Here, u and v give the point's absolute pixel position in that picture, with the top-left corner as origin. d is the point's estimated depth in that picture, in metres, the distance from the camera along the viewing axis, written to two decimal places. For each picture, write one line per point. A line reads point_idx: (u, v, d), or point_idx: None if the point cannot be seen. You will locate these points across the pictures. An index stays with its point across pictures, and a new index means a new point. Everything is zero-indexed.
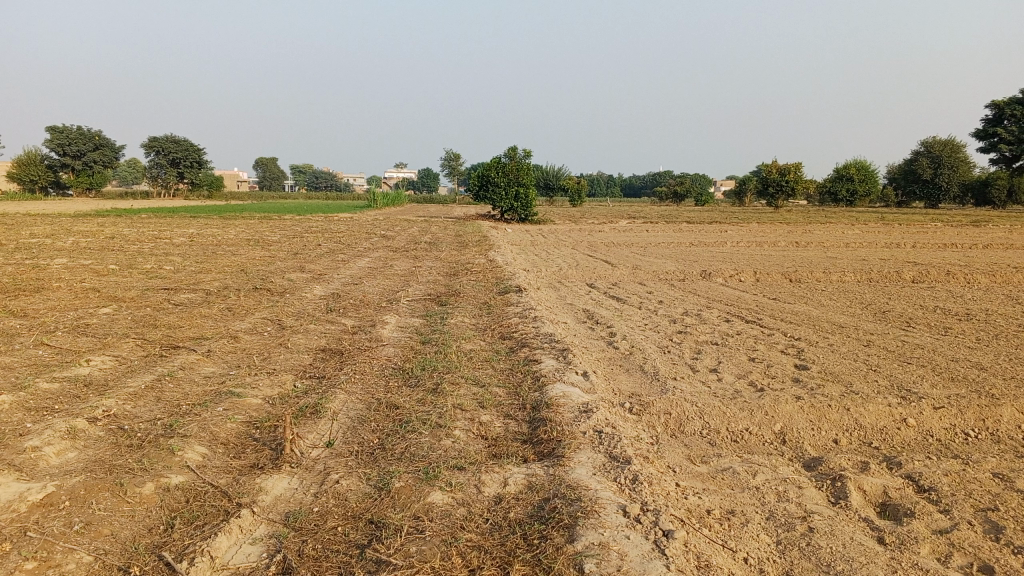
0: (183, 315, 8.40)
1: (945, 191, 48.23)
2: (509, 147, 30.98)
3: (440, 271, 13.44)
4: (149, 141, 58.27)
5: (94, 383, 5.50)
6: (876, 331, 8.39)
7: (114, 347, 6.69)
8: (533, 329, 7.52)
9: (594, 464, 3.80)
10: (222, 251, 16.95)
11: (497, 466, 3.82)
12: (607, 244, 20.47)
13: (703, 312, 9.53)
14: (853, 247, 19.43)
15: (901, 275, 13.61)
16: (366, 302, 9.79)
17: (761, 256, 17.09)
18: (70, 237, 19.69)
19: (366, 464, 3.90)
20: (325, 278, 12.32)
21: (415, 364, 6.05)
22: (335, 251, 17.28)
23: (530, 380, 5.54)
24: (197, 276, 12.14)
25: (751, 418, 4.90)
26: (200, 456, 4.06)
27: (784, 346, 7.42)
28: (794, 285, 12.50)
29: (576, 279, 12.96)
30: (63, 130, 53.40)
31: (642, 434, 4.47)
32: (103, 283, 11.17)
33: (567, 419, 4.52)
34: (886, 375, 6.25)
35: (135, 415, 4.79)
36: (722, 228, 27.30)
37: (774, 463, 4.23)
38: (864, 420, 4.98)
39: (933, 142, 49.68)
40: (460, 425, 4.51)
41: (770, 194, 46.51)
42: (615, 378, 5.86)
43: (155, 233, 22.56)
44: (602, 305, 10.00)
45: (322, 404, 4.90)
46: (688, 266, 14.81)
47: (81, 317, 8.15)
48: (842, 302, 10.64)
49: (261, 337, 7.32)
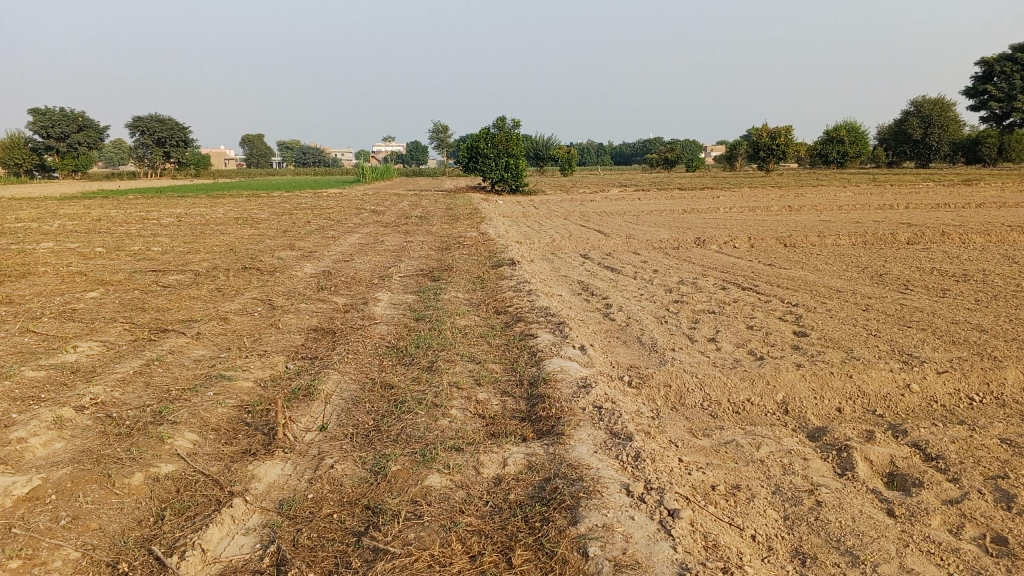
0: (172, 297, 8.26)
1: (935, 150, 48.08)
2: (497, 117, 30.71)
3: (431, 245, 13.30)
4: (133, 121, 57.68)
5: (81, 370, 5.38)
6: (873, 295, 8.30)
7: (101, 332, 6.57)
8: (528, 302, 7.41)
9: (595, 442, 3.70)
10: (210, 230, 16.76)
11: (496, 446, 3.73)
12: (599, 214, 20.33)
13: (699, 280, 9.43)
14: (847, 210, 19.30)
15: (897, 237, 13.52)
16: (357, 279, 9.66)
17: (755, 222, 16.97)
18: (56, 221, 19.43)
19: (362, 448, 3.80)
20: (315, 255, 12.18)
21: (409, 342, 5.95)
22: (325, 228, 17.11)
23: (526, 355, 5.44)
24: (186, 257, 11.98)
25: (753, 387, 4.82)
26: (191, 443, 3.95)
27: (782, 313, 7.34)
28: (789, 250, 12.40)
29: (570, 250, 12.83)
30: (45, 112, 52.80)
31: (643, 408, 4.39)
32: (90, 266, 11.01)
33: (565, 394, 4.42)
34: (886, 340, 6.18)
35: (124, 402, 4.68)
36: (714, 194, 27.15)
37: (778, 435, 4.15)
38: (867, 387, 4.91)
39: (922, 102, 49.47)
40: (456, 403, 4.42)
41: (761, 158, 46.31)
42: (613, 350, 5.77)
43: (143, 213, 22.33)
44: (596, 275, 9.89)
45: (315, 386, 4.79)
46: (681, 234, 14.70)
47: (68, 302, 8.00)
48: (837, 266, 10.55)
49: (252, 318, 7.19)
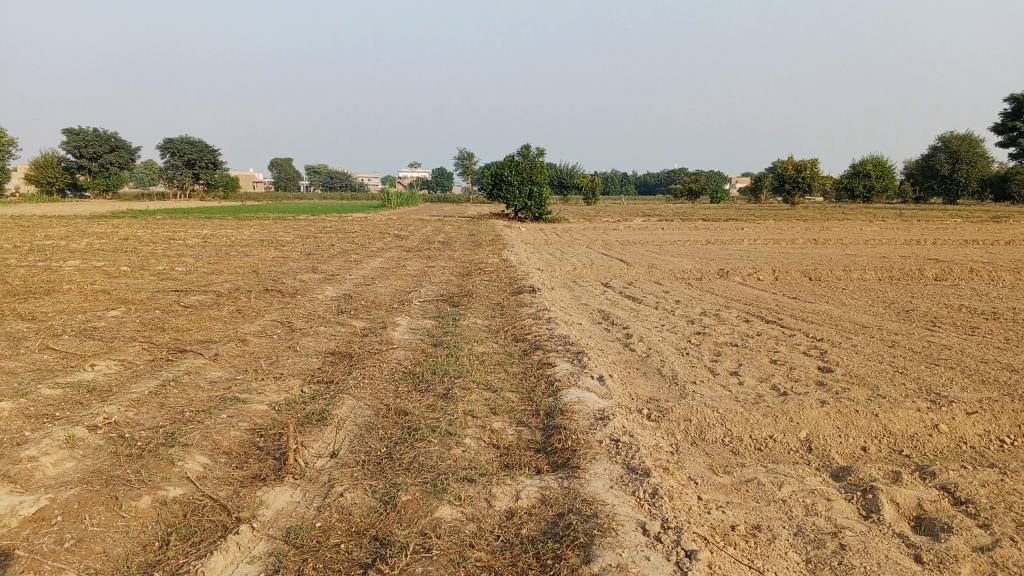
0: (192, 317, 8.28)
1: (963, 186, 47.64)
2: (522, 145, 30.86)
3: (453, 271, 13.30)
4: (164, 143, 58.66)
5: (97, 388, 5.38)
6: (900, 331, 8.14)
7: (120, 351, 6.57)
8: (547, 331, 7.33)
9: (611, 476, 3.61)
10: (235, 251, 16.89)
11: (509, 478, 3.64)
12: (622, 243, 20.25)
13: (721, 312, 9.32)
14: (873, 245, 19.09)
15: (924, 273, 13.32)
16: (377, 303, 9.65)
17: (779, 254, 16.81)
18: (84, 239, 19.70)
19: (373, 476, 3.73)
20: (337, 279, 12.21)
21: (426, 368, 5.89)
22: (348, 252, 17.17)
23: (544, 385, 5.36)
24: (209, 278, 12.05)
25: (775, 424, 4.71)
26: (201, 466, 3.91)
27: (806, 348, 7.21)
28: (814, 284, 12.25)
29: (591, 278, 12.76)
30: (79, 132, 53.87)
31: (661, 442, 4.29)
32: (114, 284, 11.10)
33: (582, 426, 4.33)
34: (914, 377, 6.03)
35: (137, 422, 4.65)
36: (738, 225, 27.02)
37: (801, 473, 4.03)
38: (893, 426, 4.77)
39: (951, 137, 49.12)
40: (470, 432, 4.34)
41: (786, 190, 46.07)
42: (632, 382, 5.67)
43: (169, 233, 22.61)
44: (618, 305, 9.81)
45: (329, 410, 4.74)
46: (705, 265, 14.59)
47: (89, 320, 8.04)
48: (863, 301, 10.39)
49: (270, 340, 7.17)
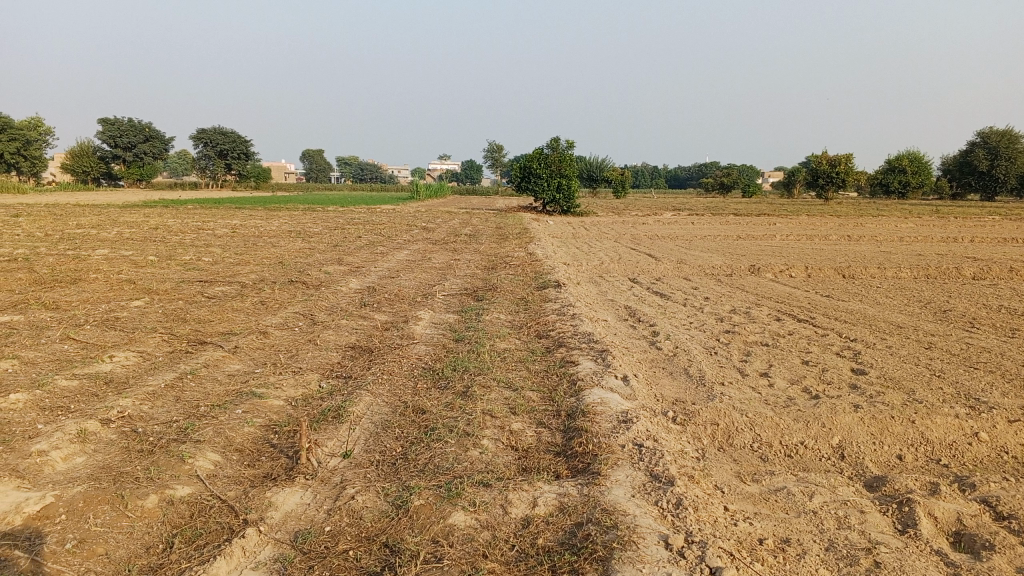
0: (215, 308, 8.24)
1: (1002, 183, 46.60)
2: (552, 137, 30.65)
3: (479, 264, 13.16)
4: (197, 133, 59.23)
5: (114, 380, 5.32)
6: (937, 333, 7.85)
7: (140, 342, 6.53)
8: (571, 327, 7.17)
9: (633, 484, 3.45)
10: (262, 242, 16.91)
11: (526, 483, 3.50)
12: (651, 237, 20.01)
13: (751, 310, 9.09)
14: (908, 242, 18.64)
15: (962, 272, 12.94)
16: (401, 296, 9.56)
17: (812, 250, 16.46)
18: (116, 228, 19.91)
19: (385, 477, 3.62)
20: (362, 271, 12.13)
21: (446, 364, 5.76)
22: (375, 243, 17.11)
23: (566, 384, 5.21)
24: (234, 268, 12.04)
25: (806, 430, 4.52)
26: (213, 464, 3.82)
27: (839, 349, 6.97)
28: (848, 282, 11.96)
29: (618, 273, 12.56)
30: (114, 122, 54.55)
31: (687, 448, 4.12)
32: (139, 274, 11.12)
33: (604, 429, 4.18)
34: (952, 381, 5.80)
35: (151, 416, 4.57)
36: (769, 221, 26.62)
37: (833, 483, 3.85)
38: (931, 433, 4.56)
39: (989, 133, 48.07)
40: (489, 433, 4.21)
41: (820, 185, 45.32)
42: (658, 382, 5.49)
43: (199, 223, 22.67)
44: (645, 301, 9.62)
45: (345, 408, 4.64)
46: (735, 261, 14.33)
47: (113, 310, 8.03)
48: (899, 300, 10.09)
49: (291, 333, 7.10)
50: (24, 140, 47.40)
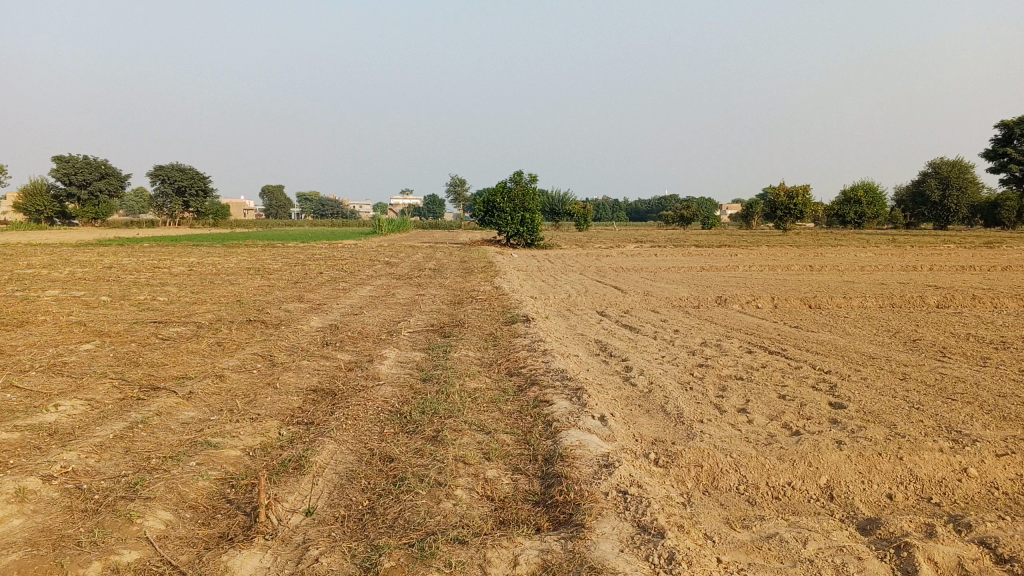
0: (169, 351, 7.88)
1: (953, 213, 47.66)
2: (514, 172, 30.67)
3: (444, 299, 12.92)
4: (154, 170, 58.40)
5: (59, 432, 4.96)
6: (910, 363, 7.79)
7: (89, 389, 6.16)
8: (543, 364, 6.95)
9: (620, 537, 3.24)
10: (221, 280, 16.46)
11: (505, 539, 3.26)
12: (616, 270, 19.95)
13: (723, 342, 8.95)
14: (869, 271, 18.84)
15: (926, 300, 13.03)
16: (365, 334, 9.28)
17: (777, 281, 16.52)
18: (68, 268, 19.31)
19: (352, 536, 3.35)
20: (324, 309, 11.80)
21: (414, 407, 5.50)
22: (337, 280, 16.81)
23: (541, 426, 4.98)
24: (192, 308, 11.64)
25: (792, 470, 4.35)
26: (164, 524, 3.51)
27: (815, 382, 6.84)
28: (815, 312, 11.93)
29: (586, 307, 12.42)
30: (69, 159, 53.52)
31: (671, 493, 3.92)
32: (91, 315, 10.68)
33: (585, 475, 3.96)
34: (933, 414, 5.68)
35: (98, 470, 4.24)
36: (731, 252, 26.78)
37: (826, 527, 3.66)
38: (920, 470, 4.41)
39: (940, 164, 49.31)
40: (462, 482, 3.97)
41: (778, 217, 45.96)
42: (635, 421, 5.30)
43: (155, 262, 22.08)
44: (615, 335, 9.44)
45: (307, 458, 4.36)
46: (702, 292, 14.29)
47: (60, 354, 7.63)
48: (867, 330, 10.07)
49: (250, 376, 6.79)
50: None
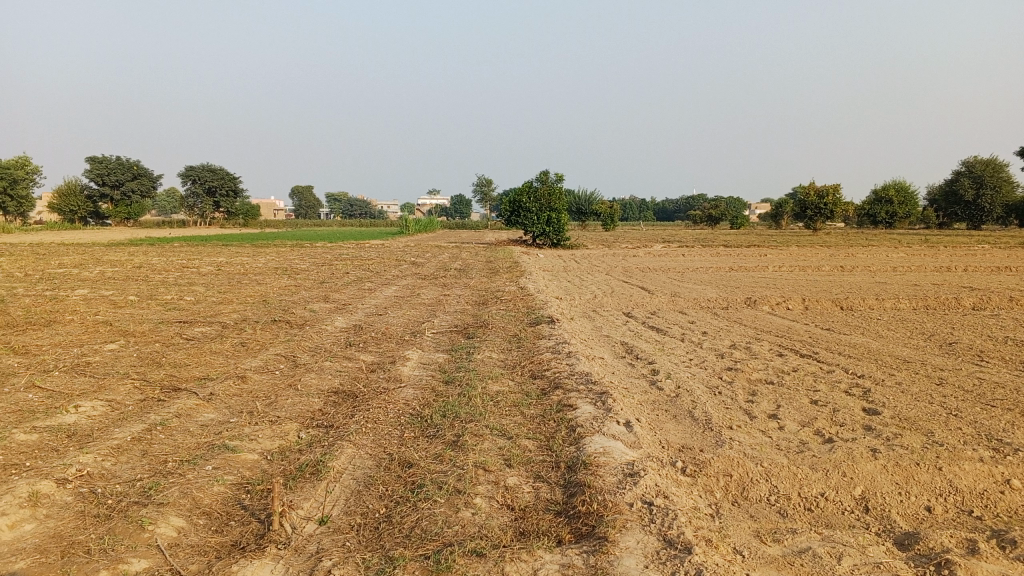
0: (192, 351, 7.85)
1: (987, 212, 46.81)
2: (541, 172, 30.53)
3: (469, 300, 12.82)
4: (185, 170, 59.06)
5: (78, 433, 4.92)
6: (946, 367, 7.55)
7: (110, 390, 6.13)
8: (567, 367, 6.81)
9: (645, 552, 3.10)
10: (247, 280, 16.49)
11: (525, 552, 3.13)
12: (643, 270, 19.76)
13: (752, 345, 8.75)
14: (902, 272, 18.47)
15: (961, 302, 12.70)
16: (388, 334, 9.21)
17: (807, 282, 16.22)
18: (97, 267, 19.52)
19: (367, 546, 3.25)
20: (349, 309, 11.75)
21: (435, 410, 5.39)
22: (363, 279, 16.78)
23: (564, 432, 4.85)
24: (217, 308, 11.65)
25: (825, 480, 4.18)
26: (176, 531, 3.43)
27: (847, 386, 6.64)
28: (847, 314, 11.67)
29: (612, 308, 12.25)
30: (103, 161, 54.19)
31: (699, 503, 3.78)
32: (117, 315, 10.70)
33: (609, 485, 3.82)
34: (972, 420, 5.47)
35: (114, 474, 4.17)
36: (760, 252, 26.41)
37: (861, 542, 3.50)
38: (960, 482, 4.21)
39: (974, 163, 48.43)
40: (482, 490, 3.85)
41: (807, 217, 45.40)
42: (662, 427, 5.14)
43: (183, 261, 22.23)
44: (641, 337, 9.29)
45: (325, 463, 4.26)
46: (730, 293, 14.08)
47: (84, 354, 7.64)
48: (901, 332, 9.82)
49: (271, 377, 6.73)
50: (10, 180, 46.86)
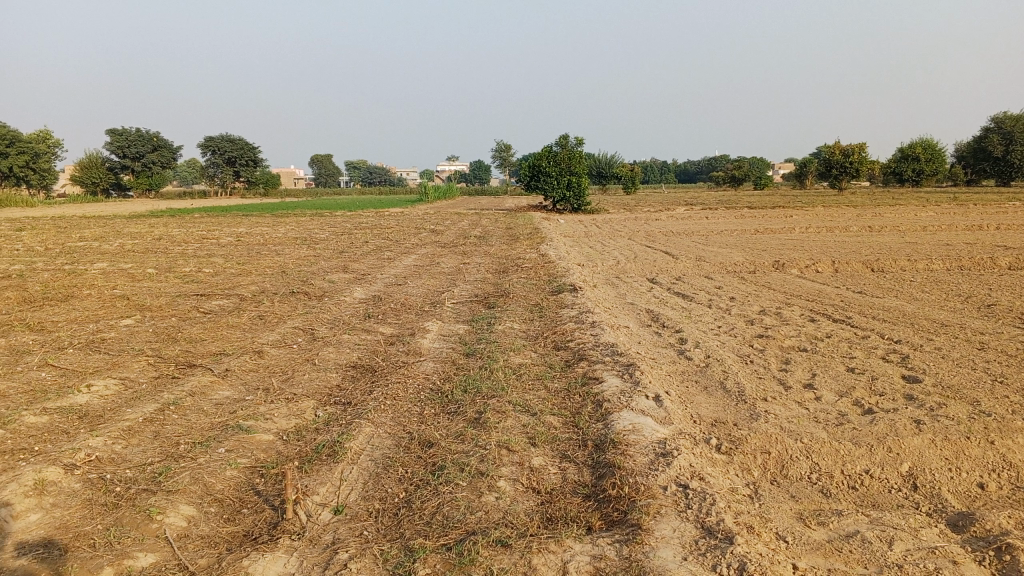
0: (209, 326, 7.70)
1: (1018, 167, 45.64)
2: (561, 136, 30.13)
3: (490, 268, 12.59)
4: (205, 141, 59.03)
5: (90, 415, 4.77)
6: (987, 331, 7.23)
7: (124, 368, 5.99)
8: (592, 338, 6.58)
9: (682, 542, 2.89)
10: (266, 250, 16.33)
11: (553, 542, 2.93)
12: (666, 233, 19.41)
13: (782, 310, 8.47)
14: (933, 231, 17.99)
15: (997, 262, 12.29)
16: (408, 305, 9.02)
17: (836, 243, 15.79)
18: (118, 239, 19.46)
19: (386, 536, 3.07)
20: (367, 279, 11.56)
21: (457, 385, 5.20)
22: (382, 248, 16.57)
23: (591, 407, 4.64)
24: (236, 279, 11.49)
25: (870, 456, 3.94)
26: (186, 521, 3.27)
27: (884, 353, 6.37)
28: (878, 276, 11.32)
29: (636, 274, 11.98)
30: (122, 132, 54.10)
31: (737, 484, 3.57)
32: (134, 289, 10.58)
33: (640, 466, 3.61)
34: (1019, 388, 5.20)
35: (124, 458, 4.02)
36: (786, 213, 25.87)
37: (914, 524, 3.26)
38: (1013, 457, 3.96)
39: (1004, 118, 47.29)
40: (506, 472, 3.66)
41: (832, 175, 44.50)
42: (693, 400, 4.92)
43: (203, 232, 22.13)
44: (667, 304, 9.02)
45: (342, 444, 4.08)
46: (757, 256, 13.75)
47: (99, 330, 7.51)
48: (936, 294, 9.47)
49: (288, 351, 6.57)
50: (32, 153, 46.95)
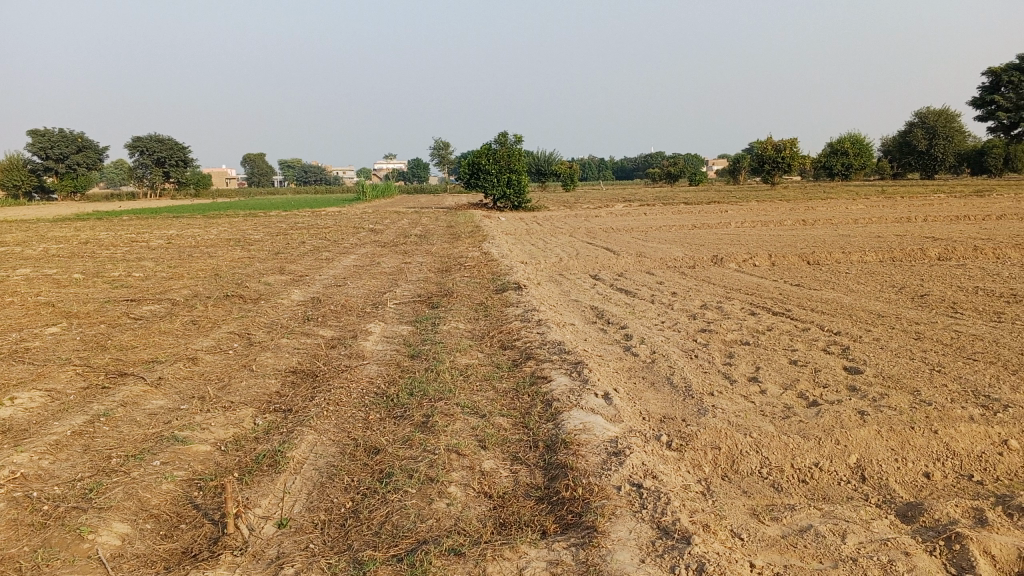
0: (140, 332, 7.40)
1: (940, 161, 47.26)
2: (500, 133, 30.07)
3: (431, 267, 12.43)
4: (133, 141, 57.22)
5: (12, 429, 4.51)
6: (921, 321, 7.41)
7: (50, 378, 5.70)
8: (538, 336, 6.52)
9: (639, 543, 2.84)
10: (198, 253, 15.85)
11: (508, 548, 2.86)
12: (607, 230, 19.53)
13: (724, 304, 8.54)
14: (864, 224, 18.45)
15: (926, 253, 12.65)
16: (349, 306, 8.82)
17: (772, 237, 16.08)
18: (41, 244, 18.67)
19: (333, 548, 2.95)
20: (306, 281, 11.30)
21: (402, 388, 5.07)
22: (320, 249, 16.25)
23: (540, 407, 4.57)
24: (168, 284, 11.10)
25: (818, 448, 3.96)
26: (119, 540, 3.09)
27: (825, 344, 6.46)
28: (814, 268, 11.54)
29: (578, 271, 11.98)
30: (44, 133, 52.01)
31: (689, 481, 3.54)
32: (59, 295, 10.13)
33: (593, 466, 3.56)
34: (956, 376, 5.31)
35: (51, 474, 3.80)
36: (722, 208, 26.28)
37: (864, 516, 3.27)
38: (955, 445, 4.02)
39: (927, 113, 48.95)
40: (456, 477, 3.56)
41: (765, 170, 45.42)
42: (641, 397, 4.89)
43: (132, 235, 21.41)
44: (611, 300, 9.01)
45: (284, 453, 3.93)
46: (697, 251, 13.89)
47: (22, 340, 7.15)
48: (871, 286, 9.68)
49: (225, 357, 6.35)
50: None
